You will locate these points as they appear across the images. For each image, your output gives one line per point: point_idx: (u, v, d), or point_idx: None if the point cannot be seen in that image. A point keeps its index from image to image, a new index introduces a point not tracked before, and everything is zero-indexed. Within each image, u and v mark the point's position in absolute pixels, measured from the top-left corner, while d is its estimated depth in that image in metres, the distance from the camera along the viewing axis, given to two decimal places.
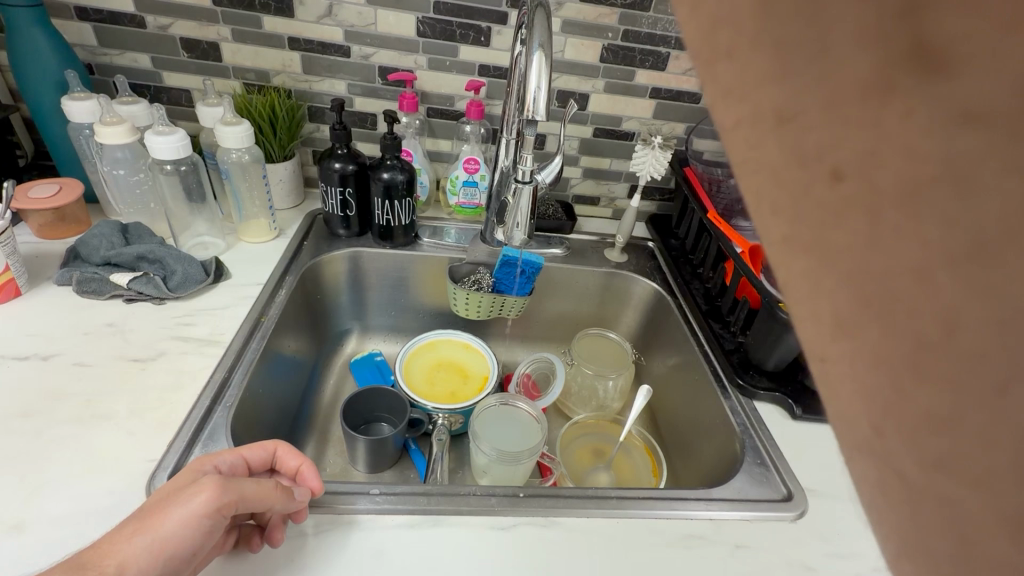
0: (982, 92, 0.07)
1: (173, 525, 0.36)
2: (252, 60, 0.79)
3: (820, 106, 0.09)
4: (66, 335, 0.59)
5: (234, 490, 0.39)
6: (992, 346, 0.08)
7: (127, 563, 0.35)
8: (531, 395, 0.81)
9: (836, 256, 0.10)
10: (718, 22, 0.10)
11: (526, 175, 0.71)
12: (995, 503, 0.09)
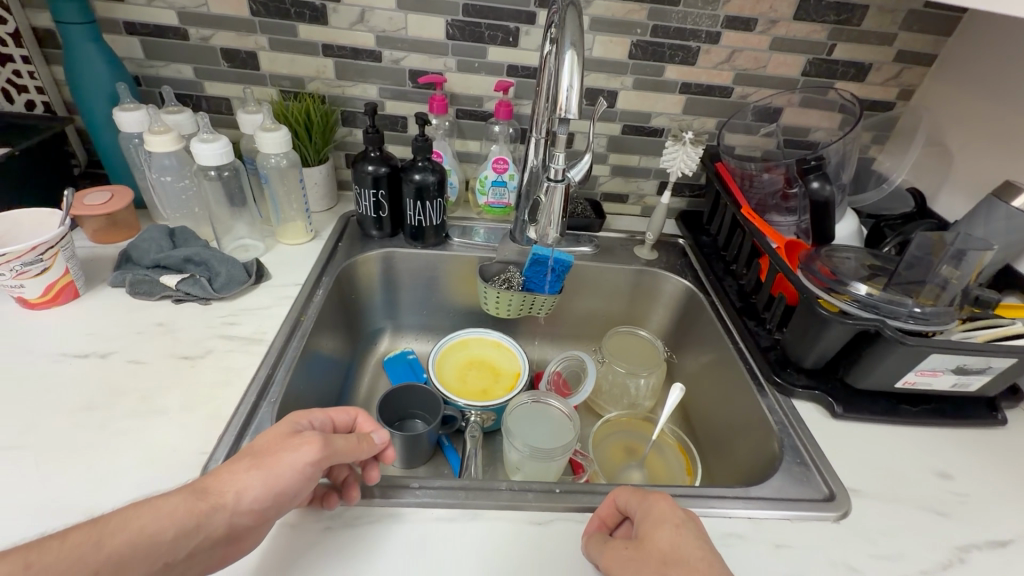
0: None
1: (286, 466, 0.42)
2: (288, 68, 0.82)
3: None
4: (121, 335, 0.62)
5: (332, 447, 0.45)
6: None
7: (245, 491, 0.40)
8: (563, 391, 0.82)
9: None
10: None
11: (558, 174, 0.67)
12: None
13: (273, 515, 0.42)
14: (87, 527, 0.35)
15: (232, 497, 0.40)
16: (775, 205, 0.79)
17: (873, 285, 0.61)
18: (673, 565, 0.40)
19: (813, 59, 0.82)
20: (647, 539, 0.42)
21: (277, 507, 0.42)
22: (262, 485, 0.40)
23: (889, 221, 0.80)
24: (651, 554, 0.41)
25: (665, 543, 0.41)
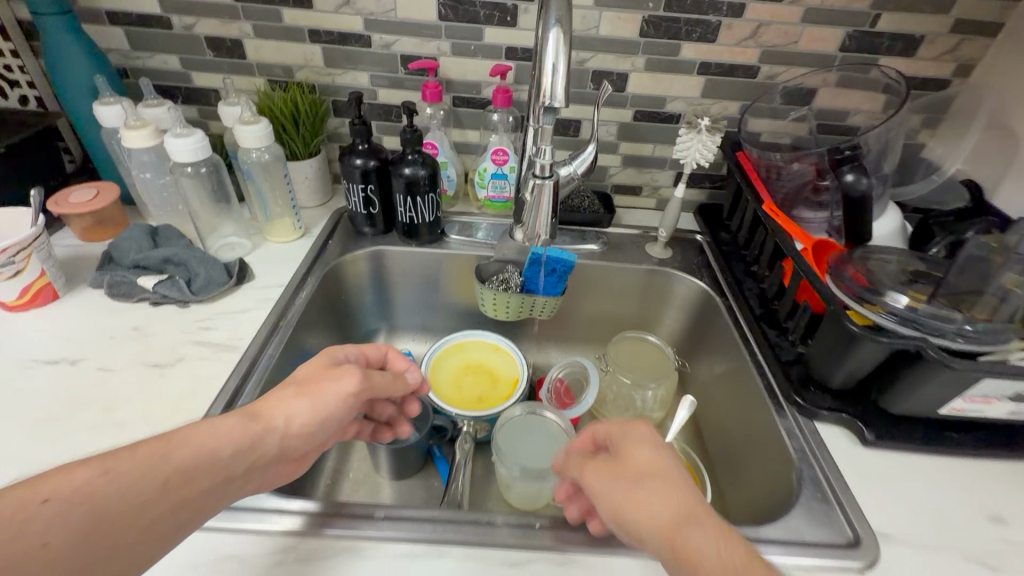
0: None
1: (330, 394, 0.45)
2: (275, 56, 0.78)
3: None
4: (94, 339, 0.60)
5: (370, 381, 0.49)
6: None
7: (293, 416, 0.43)
8: (564, 401, 0.77)
9: None
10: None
11: (545, 169, 0.61)
12: None
13: (318, 439, 0.46)
14: (154, 441, 0.37)
15: (282, 422, 0.43)
16: (804, 199, 0.70)
17: (917, 295, 0.52)
18: (647, 478, 0.39)
19: (852, 31, 0.72)
20: (629, 454, 0.41)
21: (323, 434, 0.46)
22: (309, 415, 0.44)
23: (940, 218, 0.69)
24: (626, 468, 0.40)
25: (642, 459, 0.40)
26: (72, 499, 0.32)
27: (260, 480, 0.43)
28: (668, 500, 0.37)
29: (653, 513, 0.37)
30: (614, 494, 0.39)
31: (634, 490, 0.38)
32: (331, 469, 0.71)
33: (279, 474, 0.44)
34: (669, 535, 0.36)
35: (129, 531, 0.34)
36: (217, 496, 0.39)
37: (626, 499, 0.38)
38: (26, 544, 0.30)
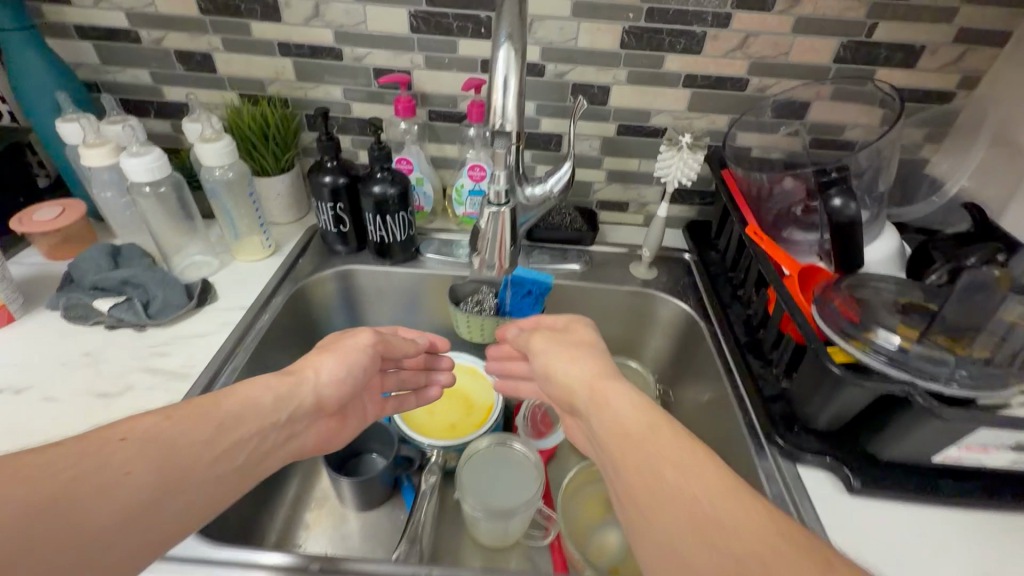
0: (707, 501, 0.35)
1: (352, 346, 0.57)
2: (245, 70, 0.76)
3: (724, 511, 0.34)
4: (42, 366, 0.58)
5: (384, 338, 0.60)
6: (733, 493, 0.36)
7: (322, 368, 0.53)
8: (540, 430, 0.73)
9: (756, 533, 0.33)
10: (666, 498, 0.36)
11: (498, 195, 0.50)
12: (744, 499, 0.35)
13: (349, 389, 0.56)
14: (205, 398, 0.44)
15: (313, 373, 0.53)
16: (794, 220, 0.65)
17: (907, 331, 0.47)
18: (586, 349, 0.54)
19: (847, 42, 0.68)
20: (567, 329, 0.58)
21: (349, 387, 0.56)
22: (339, 367, 0.55)
23: (938, 241, 0.62)
24: (559, 334, 0.58)
25: (585, 336, 0.57)
26: (146, 438, 0.38)
27: (306, 434, 0.51)
28: (596, 371, 0.50)
29: (578, 368, 0.51)
30: (559, 356, 0.54)
31: (569, 356, 0.53)
32: (292, 498, 0.68)
33: (321, 427, 0.53)
34: (592, 400, 0.47)
35: (195, 470, 0.40)
36: (271, 441, 0.47)
37: (562, 368, 0.52)
38: (113, 474, 0.35)
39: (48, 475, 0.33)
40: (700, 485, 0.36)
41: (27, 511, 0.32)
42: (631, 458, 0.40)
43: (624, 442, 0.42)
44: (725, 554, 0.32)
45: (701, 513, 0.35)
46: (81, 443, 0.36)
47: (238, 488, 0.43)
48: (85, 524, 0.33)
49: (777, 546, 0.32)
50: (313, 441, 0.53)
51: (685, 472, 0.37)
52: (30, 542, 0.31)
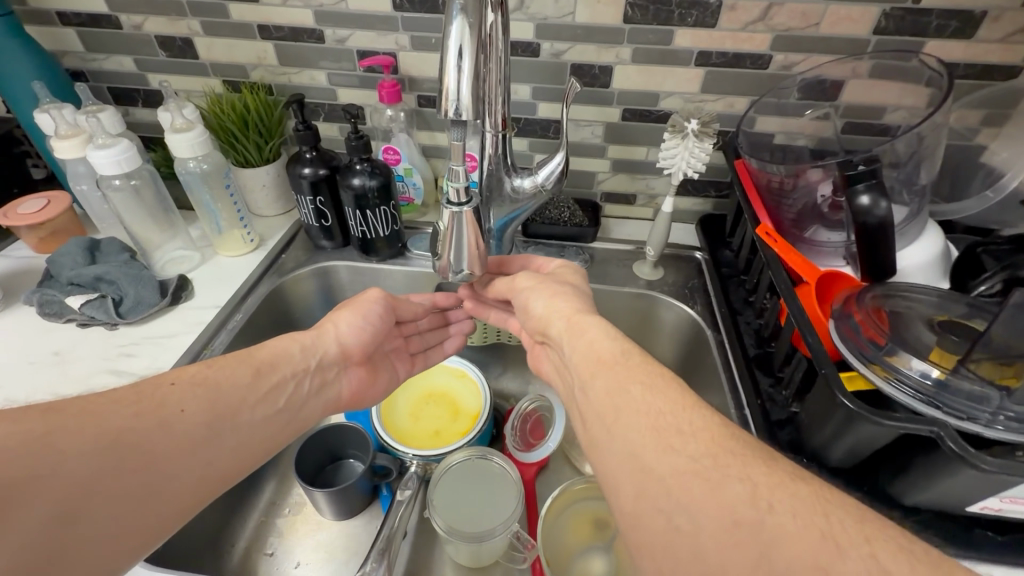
0: (664, 417, 0.33)
1: (370, 299, 0.58)
2: (226, 55, 0.72)
3: (678, 427, 0.32)
4: (11, 364, 0.57)
5: (399, 299, 0.61)
6: (691, 408, 0.33)
7: (339, 323, 0.55)
8: (529, 442, 0.68)
9: (708, 447, 0.30)
10: (621, 417, 0.35)
11: (458, 195, 0.46)
12: (699, 412, 0.33)
13: (369, 343, 0.57)
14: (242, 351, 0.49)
15: (331, 328, 0.55)
16: (819, 217, 0.56)
17: (942, 361, 0.40)
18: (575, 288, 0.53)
19: (890, 9, 0.59)
20: (552, 274, 0.57)
21: (372, 337, 0.57)
22: (356, 318, 0.56)
23: (989, 244, 0.53)
24: (543, 277, 0.56)
25: (573, 277, 0.56)
26: (192, 383, 0.42)
27: (340, 382, 0.54)
28: (581, 303, 0.49)
29: (557, 302, 0.50)
30: (543, 294, 0.52)
31: (552, 292, 0.52)
32: (266, 503, 0.66)
33: (354, 376, 0.56)
34: (566, 336, 0.45)
35: (242, 410, 0.44)
36: (306, 387, 0.50)
37: (540, 309, 0.51)
38: (170, 412, 0.40)
39: (112, 415, 0.37)
40: (661, 400, 0.34)
41: (102, 446, 0.36)
42: (599, 376, 0.39)
43: (593, 371, 0.40)
44: (680, 457, 0.30)
45: (660, 424, 0.33)
46: (133, 394, 0.39)
47: (285, 432, 0.47)
48: (156, 455, 0.38)
49: (730, 447, 0.30)
50: (348, 391, 0.55)
51: (648, 391, 0.35)
52: (109, 471, 0.36)
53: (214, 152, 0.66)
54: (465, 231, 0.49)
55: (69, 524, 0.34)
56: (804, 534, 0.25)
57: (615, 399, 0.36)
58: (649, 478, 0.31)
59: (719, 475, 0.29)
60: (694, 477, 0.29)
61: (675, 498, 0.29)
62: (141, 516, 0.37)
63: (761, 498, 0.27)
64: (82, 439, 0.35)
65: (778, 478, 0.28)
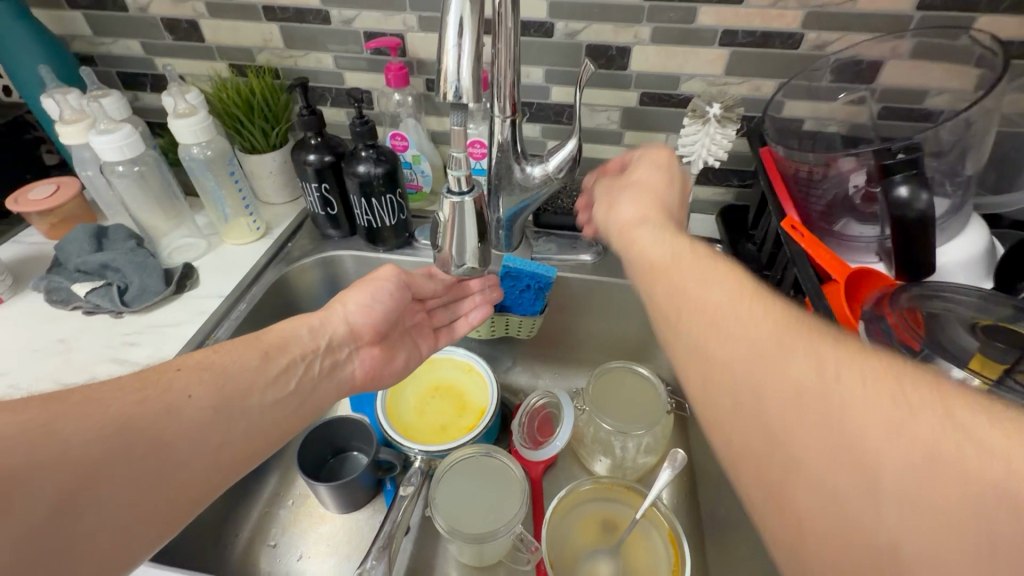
0: (723, 307, 0.33)
1: (384, 274, 0.55)
2: (232, 38, 0.70)
3: (738, 314, 0.32)
4: (18, 351, 0.57)
5: (412, 277, 0.57)
6: (753, 298, 0.33)
7: (349, 300, 0.53)
8: (535, 440, 0.65)
9: (769, 330, 0.30)
10: (680, 311, 0.35)
11: (460, 184, 0.44)
12: (761, 301, 0.33)
13: (384, 327, 0.54)
14: (249, 334, 0.47)
15: (340, 308, 0.52)
16: (850, 210, 0.53)
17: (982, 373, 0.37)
18: (644, 186, 0.49)
19: None
20: (625, 175, 0.53)
21: (385, 319, 0.54)
22: (365, 297, 0.53)
23: None
24: (620, 180, 0.53)
25: (645, 171, 0.51)
26: (199, 367, 0.40)
27: (352, 363, 0.52)
28: (644, 203, 0.47)
29: (627, 204, 0.48)
30: (618, 198, 0.49)
31: (623, 195, 0.49)
32: (270, 494, 0.65)
33: (366, 356, 0.53)
34: (628, 240, 0.44)
35: (252, 393, 0.42)
36: (318, 367, 0.48)
37: (603, 215, 0.50)
38: (177, 396, 0.37)
39: (115, 399, 0.35)
40: (725, 297, 0.33)
41: (109, 431, 0.33)
42: (657, 279, 0.39)
43: (655, 278, 0.39)
44: (740, 343, 0.31)
45: (726, 320, 0.32)
46: (138, 380, 0.37)
47: (297, 417, 0.44)
48: (164, 440, 0.35)
49: (795, 329, 0.30)
50: (361, 372, 0.53)
51: (717, 288, 0.34)
52: (116, 457, 0.33)
53: (219, 137, 0.65)
54: (469, 221, 0.47)
55: (73, 517, 0.31)
56: (872, 399, 0.25)
57: (674, 296, 0.36)
58: (717, 370, 0.31)
59: (783, 356, 0.29)
60: (756, 360, 0.29)
61: (739, 380, 0.30)
62: (149, 506, 0.34)
63: (828, 373, 0.27)
64: (86, 424, 0.32)
65: (847, 354, 0.28)
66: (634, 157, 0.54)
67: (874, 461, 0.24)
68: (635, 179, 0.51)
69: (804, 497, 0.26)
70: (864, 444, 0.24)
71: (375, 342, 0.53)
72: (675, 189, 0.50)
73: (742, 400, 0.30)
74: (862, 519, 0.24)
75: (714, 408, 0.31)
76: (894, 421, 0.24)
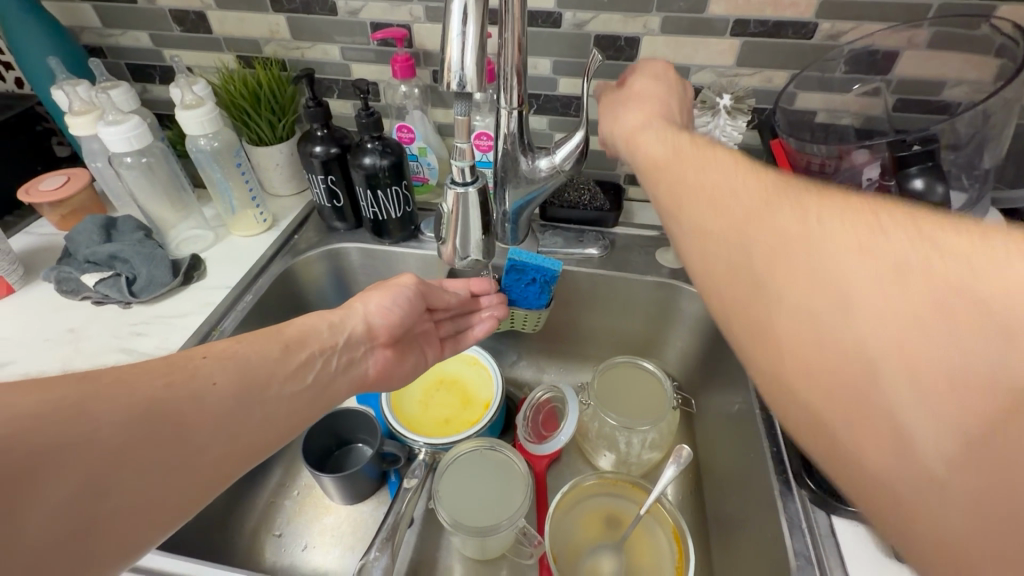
0: (717, 182, 0.34)
1: (402, 281, 0.54)
2: (239, 30, 0.70)
3: (731, 187, 0.34)
4: (28, 340, 0.58)
5: (431, 286, 0.56)
6: (746, 172, 0.34)
7: (369, 301, 0.51)
8: (539, 435, 0.65)
9: (761, 195, 0.32)
10: (678, 191, 0.37)
11: (465, 175, 0.44)
12: (754, 173, 0.34)
13: (397, 334, 0.53)
14: (270, 328, 0.45)
15: (360, 309, 0.51)
16: None
17: None
18: (642, 96, 0.47)
19: None
20: (625, 87, 0.49)
21: (402, 322, 0.53)
22: (386, 299, 0.52)
23: None
24: (623, 94, 0.49)
25: (644, 84, 0.49)
26: (223, 358, 0.39)
27: (369, 362, 0.50)
28: (647, 106, 0.46)
29: (628, 112, 0.46)
30: (619, 113, 0.47)
31: (624, 108, 0.47)
32: (275, 485, 0.66)
33: (381, 357, 0.51)
34: (629, 147, 0.44)
35: (272, 384, 0.41)
36: (335, 364, 0.46)
37: (608, 129, 0.47)
38: (200, 383, 0.37)
39: (143, 383, 0.34)
40: (717, 175, 0.35)
41: (135, 415, 0.33)
42: (655, 170, 0.39)
43: (656, 173, 0.39)
44: (733, 211, 0.32)
45: (717, 196, 0.34)
46: (166, 364, 0.37)
47: (315, 408, 0.43)
48: (185, 428, 0.35)
49: (786, 193, 0.31)
50: (375, 371, 0.50)
51: (713, 173, 0.35)
52: (140, 442, 0.32)
53: (226, 129, 0.65)
54: (474, 214, 0.47)
55: (98, 496, 0.30)
56: (854, 236, 0.27)
57: (670, 179, 0.37)
58: (710, 244, 0.33)
59: (774, 216, 0.30)
60: (749, 222, 0.31)
61: (733, 242, 0.32)
62: (168, 492, 0.33)
63: (816, 224, 0.28)
64: (114, 406, 0.32)
65: (834, 206, 0.29)
66: (639, 70, 0.51)
67: (848, 283, 0.26)
68: (635, 89, 0.49)
69: (794, 330, 0.28)
70: (838, 272, 0.26)
71: (390, 343, 0.51)
72: (676, 96, 0.49)
73: (733, 263, 0.32)
74: (840, 336, 0.26)
75: (710, 280, 0.34)
76: (865, 247, 0.26)
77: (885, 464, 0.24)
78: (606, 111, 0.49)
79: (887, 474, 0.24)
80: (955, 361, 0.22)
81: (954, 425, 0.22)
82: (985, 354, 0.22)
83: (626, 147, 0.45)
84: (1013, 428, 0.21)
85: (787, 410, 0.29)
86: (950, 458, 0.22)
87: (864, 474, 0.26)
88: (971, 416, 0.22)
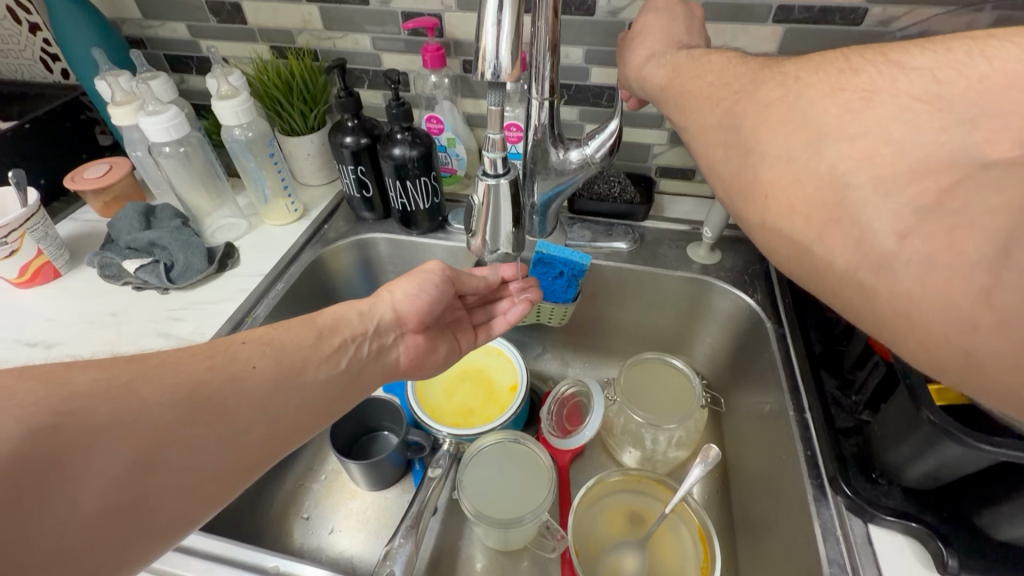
0: (710, 78, 0.36)
1: (431, 266, 0.53)
2: (273, 20, 0.71)
3: (723, 77, 0.35)
4: (73, 324, 0.61)
5: (458, 272, 0.55)
6: (738, 62, 0.36)
7: (396, 289, 0.51)
8: (563, 429, 0.64)
9: (751, 74, 0.34)
10: (677, 87, 0.38)
11: (495, 166, 0.43)
12: (746, 63, 0.35)
13: (426, 321, 0.52)
14: (304, 316, 0.46)
15: (388, 296, 0.50)
16: None
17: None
18: (646, 31, 0.45)
19: None
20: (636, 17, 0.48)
21: (432, 307, 0.52)
22: (412, 286, 0.51)
23: None
24: (631, 33, 0.47)
25: (643, 21, 0.46)
26: (262, 343, 0.40)
27: (396, 349, 0.49)
28: (656, 35, 0.45)
29: (637, 50, 0.45)
30: (629, 53, 0.46)
31: (635, 48, 0.45)
32: (304, 468, 0.67)
33: (411, 343, 0.50)
34: (638, 81, 0.44)
35: (307, 369, 0.41)
36: (366, 350, 0.46)
37: (621, 74, 0.47)
38: (240, 366, 0.38)
39: (188, 366, 0.35)
40: (713, 77, 0.36)
41: (181, 397, 0.34)
42: (662, 92, 0.40)
43: (662, 94, 0.40)
44: (723, 100, 0.34)
45: (714, 95, 0.35)
46: (208, 349, 0.38)
47: (347, 396, 0.44)
48: (229, 410, 0.36)
49: (771, 71, 0.33)
50: (405, 359, 0.50)
51: (711, 77, 0.36)
52: (185, 421, 0.33)
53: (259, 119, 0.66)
54: (505, 206, 0.46)
55: (148, 473, 0.31)
56: (828, 81, 0.28)
57: (672, 85, 0.39)
58: (708, 131, 0.34)
59: (757, 85, 0.32)
60: (738, 98, 0.33)
61: (722, 114, 0.33)
62: (211, 471, 0.34)
63: (800, 80, 0.30)
64: (161, 388, 0.33)
65: (817, 64, 0.30)
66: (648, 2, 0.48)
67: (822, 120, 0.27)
68: (641, 22, 0.47)
69: (768, 172, 0.28)
70: (814, 112, 0.27)
71: (420, 329, 0.51)
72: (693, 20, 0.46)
73: (726, 141, 0.32)
74: (813, 163, 0.26)
75: (709, 172, 0.34)
76: (839, 88, 0.28)
77: (848, 258, 0.24)
78: (618, 56, 0.48)
79: (850, 266, 0.24)
80: (916, 155, 0.24)
81: (909, 206, 0.23)
82: (945, 152, 0.23)
83: (639, 88, 0.45)
84: (958, 195, 0.22)
85: (770, 250, 0.29)
86: (902, 233, 0.22)
87: (830, 275, 0.26)
88: (923, 195, 0.22)
